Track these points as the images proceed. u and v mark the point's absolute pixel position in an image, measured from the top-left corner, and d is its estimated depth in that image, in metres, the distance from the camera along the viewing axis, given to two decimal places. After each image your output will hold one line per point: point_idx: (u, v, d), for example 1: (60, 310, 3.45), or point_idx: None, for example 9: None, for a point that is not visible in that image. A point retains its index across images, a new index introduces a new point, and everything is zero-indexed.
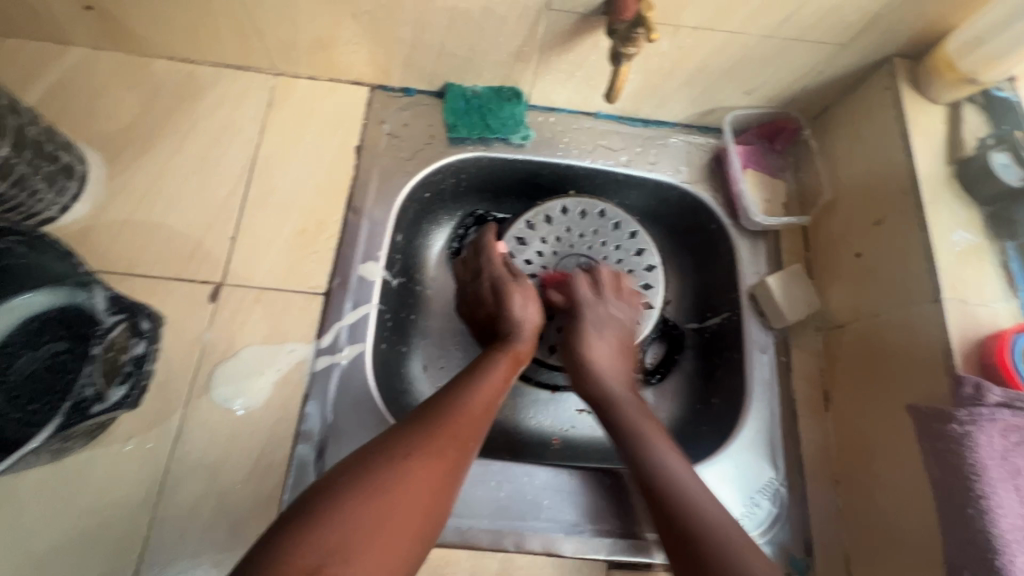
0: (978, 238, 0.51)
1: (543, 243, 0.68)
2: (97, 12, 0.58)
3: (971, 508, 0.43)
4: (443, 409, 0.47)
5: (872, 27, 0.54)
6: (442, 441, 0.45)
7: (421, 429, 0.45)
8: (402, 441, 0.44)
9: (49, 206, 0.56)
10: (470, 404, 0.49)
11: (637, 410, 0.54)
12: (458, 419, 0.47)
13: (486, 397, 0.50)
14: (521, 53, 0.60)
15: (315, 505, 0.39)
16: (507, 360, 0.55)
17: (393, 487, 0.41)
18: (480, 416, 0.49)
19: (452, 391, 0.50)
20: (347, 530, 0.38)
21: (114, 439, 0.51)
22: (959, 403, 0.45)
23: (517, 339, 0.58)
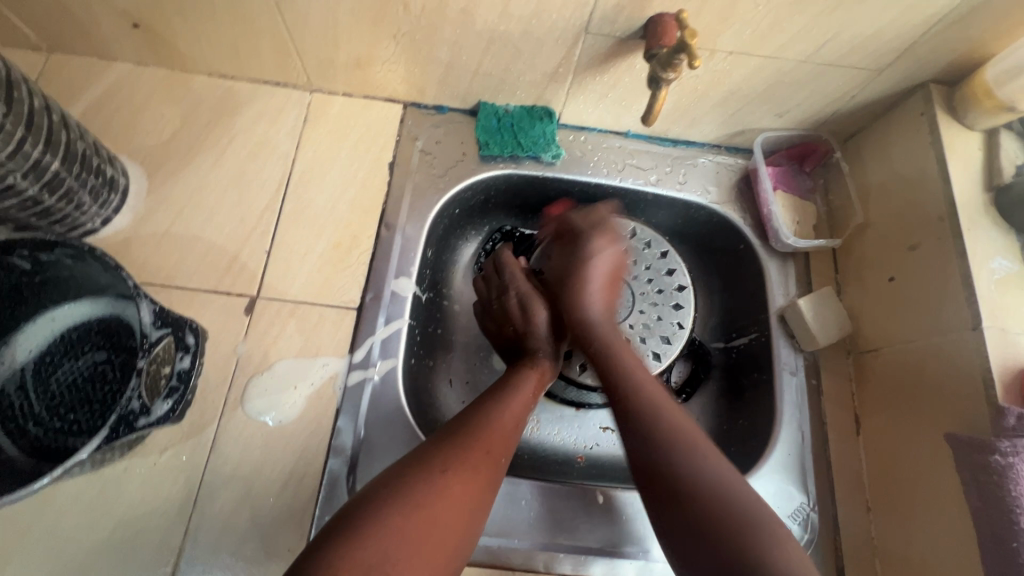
0: (1017, 266, 0.51)
1: None
2: (144, 29, 0.59)
3: (1015, 542, 0.42)
4: (477, 424, 0.47)
5: (908, 53, 0.54)
6: (477, 457, 0.45)
7: (456, 443, 0.45)
8: (437, 456, 0.44)
9: (93, 219, 0.57)
10: (500, 420, 0.49)
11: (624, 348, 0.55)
12: (489, 435, 0.47)
13: (516, 412, 0.51)
14: (556, 74, 0.60)
15: (354, 520, 0.39)
16: (536, 376, 0.55)
17: (432, 503, 0.40)
18: (510, 433, 0.49)
19: (483, 405, 0.50)
20: (387, 544, 0.37)
21: (151, 449, 0.52)
22: (1001, 434, 0.45)
23: (544, 354, 0.58)
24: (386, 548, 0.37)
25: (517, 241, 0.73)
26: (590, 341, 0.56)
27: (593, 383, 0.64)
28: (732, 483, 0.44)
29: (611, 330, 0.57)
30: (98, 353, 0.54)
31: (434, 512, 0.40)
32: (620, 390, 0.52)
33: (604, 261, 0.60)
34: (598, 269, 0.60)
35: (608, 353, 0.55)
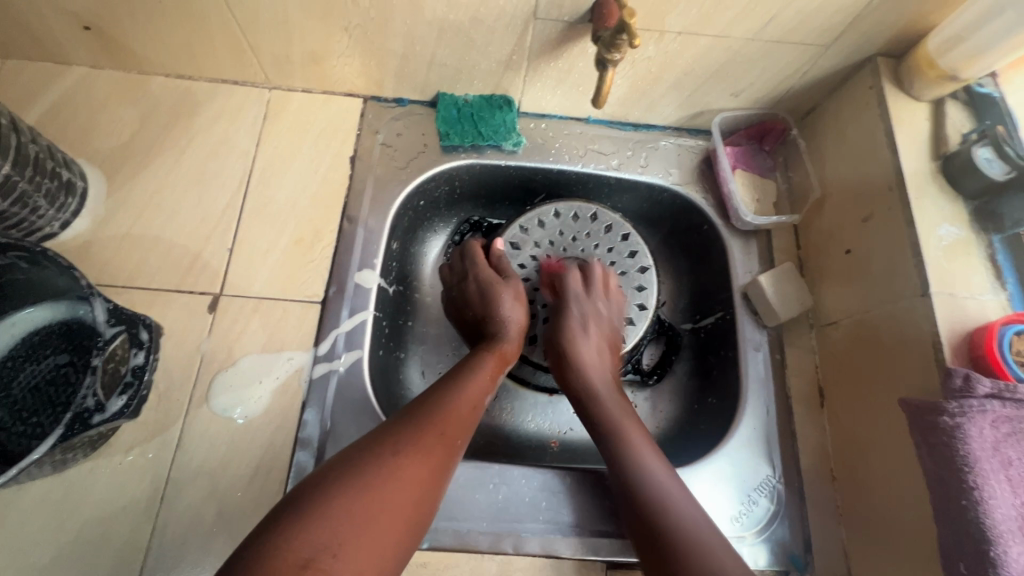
0: (964, 232, 0.52)
1: (537, 247, 0.68)
2: (95, 32, 0.59)
3: (965, 499, 0.43)
4: (431, 407, 0.48)
5: (853, 27, 0.55)
6: (431, 439, 0.45)
7: (409, 427, 0.46)
8: (389, 439, 0.44)
9: (51, 223, 0.57)
10: (456, 404, 0.49)
11: (604, 387, 0.56)
12: (445, 418, 0.47)
13: (472, 395, 0.51)
14: (511, 62, 0.61)
15: (305, 501, 0.39)
16: (494, 359, 0.56)
17: (384, 483, 0.41)
18: (467, 416, 0.50)
19: (439, 390, 0.51)
20: (339, 524, 0.38)
21: (116, 450, 0.52)
22: (949, 395, 0.45)
23: (504, 338, 0.58)
24: (338, 527, 0.38)
25: (485, 231, 0.73)
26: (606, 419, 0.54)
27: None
28: (665, 486, 0.48)
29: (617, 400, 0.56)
30: (60, 356, 0.53)
31: (384, 495, 0.41)
32: (616, 437, 0.52)
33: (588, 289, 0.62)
34: (586, 353, 0.58)
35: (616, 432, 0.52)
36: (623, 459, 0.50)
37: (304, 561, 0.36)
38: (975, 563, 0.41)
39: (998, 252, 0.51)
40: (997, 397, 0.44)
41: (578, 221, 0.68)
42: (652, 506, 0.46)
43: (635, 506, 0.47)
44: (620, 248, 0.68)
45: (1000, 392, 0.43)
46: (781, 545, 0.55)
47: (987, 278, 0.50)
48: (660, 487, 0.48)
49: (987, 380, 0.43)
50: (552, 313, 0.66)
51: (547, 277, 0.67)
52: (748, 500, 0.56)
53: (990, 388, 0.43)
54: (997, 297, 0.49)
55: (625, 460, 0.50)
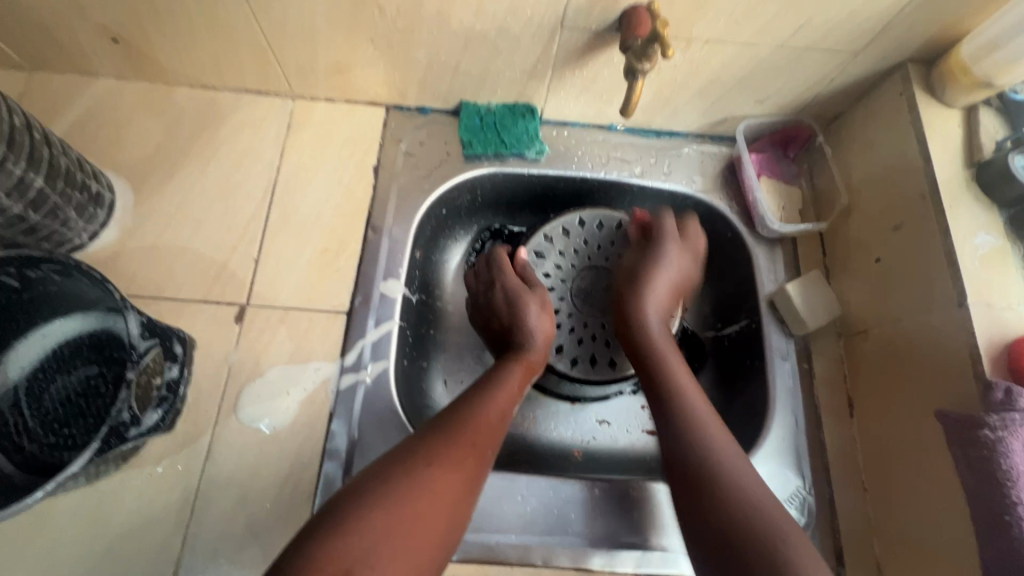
0: (1001, 241, 0.51)
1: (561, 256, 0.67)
2: (123, 44, 0.60)
3: (1007, 514, 0.42)
4: (461, 416, 0.48)
5: (884, 34, 0.54)
6: (462, 448, 0.45)
7: (440, 436, 0.46)
8: (421, 448, 0.44)
9: (80, 234, 0.57)
10: (486, 412, 0.49)
11: (680, 371, 0.55)
12: (475, 427, 0.47)
13: (502, 403, 0.51)
14: (536, 70, 0.61)
15: (339, 511, 0.39)
16: (521, 368, 0.56)
17: (417, 494, 0.41)
18: (497, 424, 0.49)
19: (469, 398, 0.50)
20: (373, 535, 0.38)
21: (146, 461, 0.52)
22: (991, 408, 0.45)
23: (530, 347, 0.58)
24: (372, 538, 0.38)
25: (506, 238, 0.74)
26: (665, 389, 0.53)
27: (586, 376, 0.64)
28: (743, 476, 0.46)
29: (671, 342, 0.58)
30: (90, 368, 0.54)
31: (418, 504, 0.41)
32: (675, 406, 0.52)
33: (670, 277, 0.61)
34: (658, 294, 0.60)
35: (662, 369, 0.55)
36: (682, 436, 0.49)
37: (341, 570, 0.36)
38: None
39: None
40: None
41: (603, 230, 0.68)
42: (731, 483, 0.45)
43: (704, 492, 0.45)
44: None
45: None
46: None
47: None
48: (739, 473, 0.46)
49: None
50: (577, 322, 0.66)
51: (571, 286, 0.67)
52: None
53: None
54: None
55: (687, 428, 0.50)
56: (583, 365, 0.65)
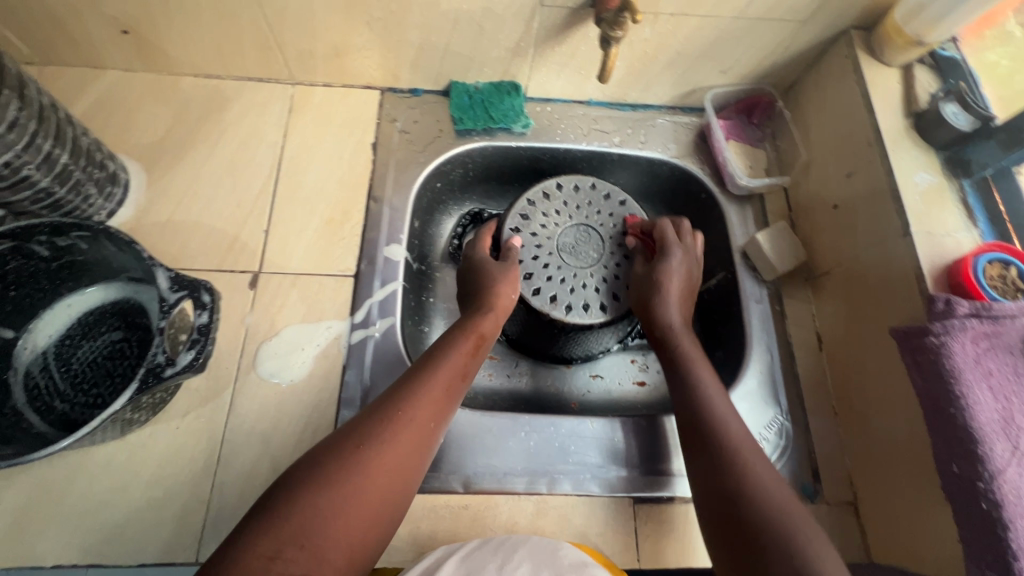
0: (938, 178, 0.57)
1: (544, 218, 0.69)
2: (133, 36, 0.64)
3: (953, 408, 0.47)
4: (401, 396, 0.47)
5: (827, 3, 0.61)
6: (400, 427, 0.45)
7: (376, 418, 0.45)
8: (356, 432, 0.44)
9: (99, 211, 0.61)
10: (428, 390, 0.49)
11: (699, 363, 0.56)
12: (414, 405, 0.47)
13: (447, 379, 0.51)
14: (519, 48, 0.66)
15: (271, 499, 0.40)
16: (470, 341, 0.55)
17: (350, 477, 0.41)
18: (440, 400, 0.49)
19: (410, 377, 0.50)
20: (303, 519, 0.39)
21: (173, 415, 0.55)
22: (934, 319, 0.50)
23: (481, 320, 0.58)
24: (301, 524, 0.38)
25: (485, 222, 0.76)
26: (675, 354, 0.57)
27: (582, 322, 0.65)
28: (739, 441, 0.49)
29: (690, 338, 0.59)
30: (115, 333, 0.57)
31: (350, 488, 0.41)
32: (682, 361, 0.56)
33: (682, 278, 0.62)
34: (672, 289, 0.61)
35: (683, 366, 0.56)
36: (681, 375, 0.55)
37: (271, 553, 0.37)
38: (964, 462, 0.46)
39: (969, 195, 0.57)
40: (975, 316, 0.48)
41: (580, 192, 0.72)
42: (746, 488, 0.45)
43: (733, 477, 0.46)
44: (620, 213, 0.71)
45: (978, 311, 0.48)
46: (793, 476, 0.60)
47: (960, 217, 0.56)
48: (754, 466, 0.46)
49: (965, 303, 0.49)
50: (567, 273, 0.67)
51: (557, 241, 0.68)
52: (759, 436, 0.61)
53: (969, 308, 0.48)
54: (971, 234, 0.55)
55: (697, 392, 0.53)
56: (577, 311, 0.65)
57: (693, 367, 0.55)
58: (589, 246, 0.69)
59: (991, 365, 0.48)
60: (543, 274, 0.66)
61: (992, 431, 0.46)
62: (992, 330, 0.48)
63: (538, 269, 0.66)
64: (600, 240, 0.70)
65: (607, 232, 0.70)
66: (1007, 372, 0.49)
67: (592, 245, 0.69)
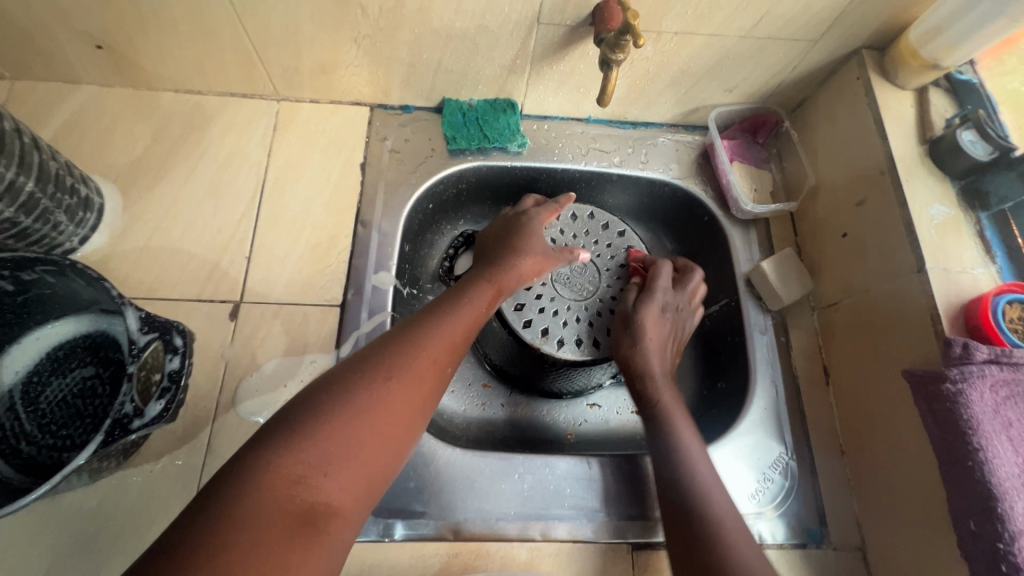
0: (954, 210, 0.55)
1: None
2: (107, 50, 0.61)
3: (971, 460, 0.45)
4: (425, 333, 0.47)
5: (839, 23, 0.58)
6: (424, 364, 0.45)
7: (399, 350, 0.45)
8: (379, 362, 0.43)
9: (70, 238, 0.58)
10: (450, 330, 0.48)
11: (680, 418, 0.54)
12: (437, 344, 0.46)
13: (467, 325, 0.50)
14: (515, 66, 0.63)
15: (292, 421, 0.39)
16: (491, 291, 0.54)
17: (374, 406, 0.41)
18: (461, 342, 0.49)
19: (432, 313, 0.49)
20: (328, 445, 0.38)
21: (147, 458, 0.52)
22: (950, 364, 0.47)
23: (505, 267, 0.56)
24: (326, 449, 0.38)
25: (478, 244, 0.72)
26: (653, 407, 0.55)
27: (576, 358, 0.63)
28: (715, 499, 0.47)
29: (672, 392, 0.57)
30: (86, 369, 0.54)
31: (374, 417, 0.41)
32: (662, 418, 0.54)
33: (660, 326, 0.59)
34: (653, 340, 0.59)
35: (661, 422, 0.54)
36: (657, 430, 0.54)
37: (296, 476, 0.37)
38: (983, 521, 0.44)
39: (986, 228, 0.54)
40: (994, 362, 0.46)
41: (577, 220, 0.70)
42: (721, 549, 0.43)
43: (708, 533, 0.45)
44: (618, 244, 0.70)
45: (997, 357, 0.46)
46: (798, 520, 0.57)
47: (977, 253, 0.53)
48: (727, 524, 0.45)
49: (984, 347, 0.46)
50: (561, 306, 0.65)
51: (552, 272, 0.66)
52: (763, 477, 0.58)
53: (988, 354, 0.46)
54: (988, 270, 0.52)
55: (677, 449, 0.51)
56: (571, 346, 0.63)
57: (676, 437, 0.52)
58: (584, 277, 0.67)
59: (1010, 415, 0.46)
60: (536, 306, 0.64)
61: (1013, 487, 0.44)
62: (1011, 378, 0.46)
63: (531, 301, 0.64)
64: (595, 272, 0.68)
65: (604, 265, 0.69)
66: None
67: (587, 277, 0.67)
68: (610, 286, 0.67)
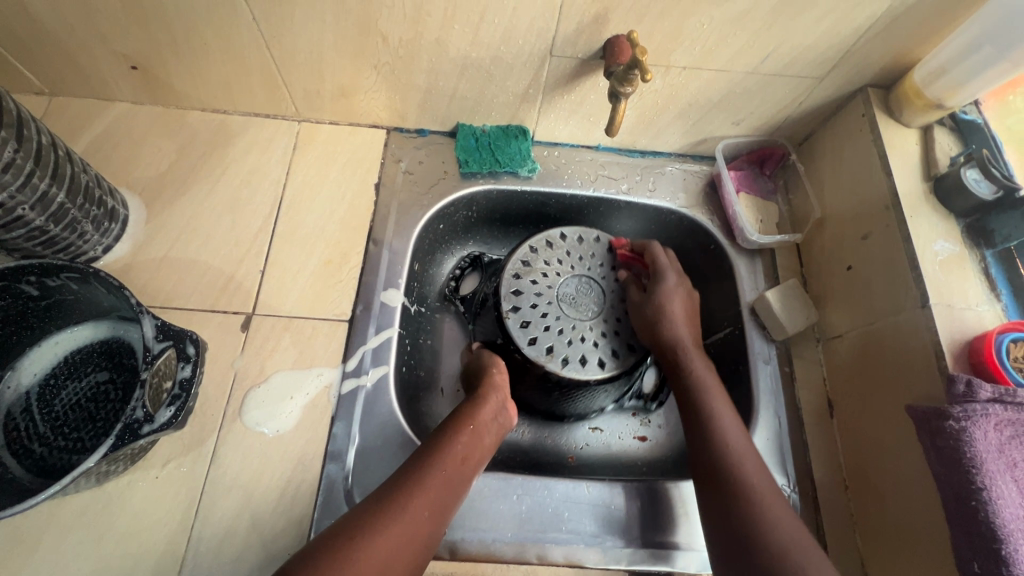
0: (958, 247, 0.55)
1: (548, 265, 0.66)
2: (141, 71, 0.64)
3: (974, 500, 0.44)
4: (404, 488, 0.45)
5: (845, 61, 0.59)
6: (400, 539, 0.43)
7: (380, 513, 0.43)
8: (364, 522, 0.43)
9: (95, 247, 0.60)
10: (429, 482, 0.47)
11: (714, 390, 0.56)
12: (418, 505, 0.45)
13: (448, 470, 0.48)
14: (528, 95, 0.65)
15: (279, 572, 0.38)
16: (469, 431, 0.52)
17: None
18: (441, 498, 0.47)
19: (414, 465, 0.48)
20: None
21: (153, 463, 0.53)
22: (953, 401, 0.47)
23: (480, 404, 0.55)
24: None
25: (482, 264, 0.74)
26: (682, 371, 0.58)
27: (578, 379, 0.60)
28: (748, 460, 0.51)
29: (701, 362, 0.59)
30: (100, 374, 0.56)
31: None
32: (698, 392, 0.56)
33: (680, 302, 0.62)
34: (675, 313, 0.61)
35: (697, 385, 0.57)
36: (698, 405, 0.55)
37: None
38: (987, 562, 0.43)
39: (991, 266, 0.55)
40: (997, 401, 0.46)
41: (583, 243, 0.69)
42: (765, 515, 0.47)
43: (747, 504, 0.48)
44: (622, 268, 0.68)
45: (1000, 396, 0.46)
46: None
47: (982, 290, 0.53)
48: (769, 499, 0.48)
49: (988, 386, 0.46)
50: (566, 325, 0.62)
51: (558, 291, 0.64)
52: None
53: (991, 393, 0.46)
54: (993, 308, 0.53)
55: (708, 410, 0.54)
56: (574, 366, 0.60)
57: (708, 395, 0.56)
58: (589, 299, 0.65)
59: (1016, 455, 0.46)
60: (541, 324, 0.61)
61: (1017, 529, 0.43)
62: (1017, 417, 0.46)
63: (537, 319, 0.62)
64: (600, 293, 0.66)
65: (608, 286, 0.67)
66: None
67: (593, 297, 0.65)
68: (614, 306, 0.65)
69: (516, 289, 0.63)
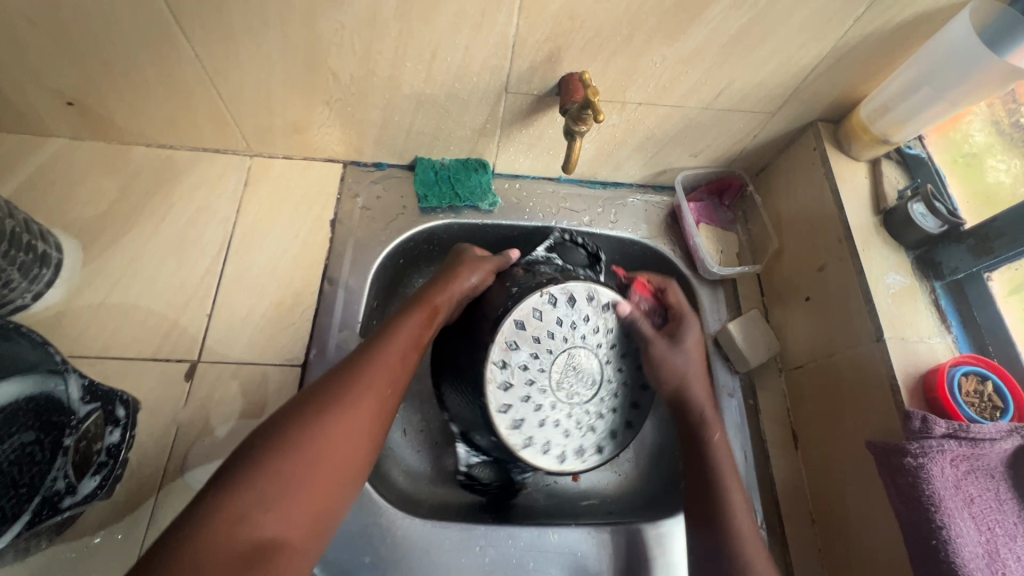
0: (909, 279, 0.56)
1: (580, 327, 0.58)
2: (78, 107, 0.61)
3: (934, 539, 0.44)
4: (361, 360, 0.46)
5: (795, 97, 0.60)
6: (362, 396, 0.43)
7: (341, 380, 0.44)
8: (324, 391, 0.43)
9: (23, 295, 0.56)
10: (388, 354, 0.47)
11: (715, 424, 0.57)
12: (376, 372, 0.45)
13: (401, 344, 0.48)
14: (485, 129, 0.64)
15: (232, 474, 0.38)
16: (425, 312, 0.52)
17: (316, 445, 0.40)
18: (400, 366, 0.47)
19: (371, 342, 0.48)
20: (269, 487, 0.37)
21: (83, 530, 0.49)
22: (911, 437, 0.47)
23: (433, 289, 0.55)
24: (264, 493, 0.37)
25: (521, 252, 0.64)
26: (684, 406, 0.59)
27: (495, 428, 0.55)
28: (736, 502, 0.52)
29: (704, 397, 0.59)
30: (26, 435, 0.50)
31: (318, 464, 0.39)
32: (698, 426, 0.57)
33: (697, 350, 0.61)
34: (688, 362, 0.60)
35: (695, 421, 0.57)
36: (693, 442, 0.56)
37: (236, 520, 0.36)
38: None
39: (940, 297, 0.56)
40: (952, 436, 0.46)
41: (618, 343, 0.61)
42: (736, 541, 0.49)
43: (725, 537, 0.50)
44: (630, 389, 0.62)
45: (955, 431, 0.46)
46: None
47: (932, 321, 0.54)
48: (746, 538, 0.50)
49: (942, 422, 0.46)
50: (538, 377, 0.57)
51: (571, 351, 0.58)
52: None
53: (946, 428, 0.46)
54: (943, 340, 0.54)
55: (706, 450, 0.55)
56: (505, 418, 0.55)
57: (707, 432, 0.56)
58: (579, 381, 0.58)
59: (972, 490, 0.46)
60: (528, 353, 0.56)
61: (977, 568, 0.43)
62: (972, 452, 0.46)
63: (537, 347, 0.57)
64: (589, 391, 0.59)
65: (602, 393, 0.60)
66: (988, 498, 0.46)
67: (582, 383, 0.59)
68: (588, 412, 0.59)
69: (552, 302, 0.57)
